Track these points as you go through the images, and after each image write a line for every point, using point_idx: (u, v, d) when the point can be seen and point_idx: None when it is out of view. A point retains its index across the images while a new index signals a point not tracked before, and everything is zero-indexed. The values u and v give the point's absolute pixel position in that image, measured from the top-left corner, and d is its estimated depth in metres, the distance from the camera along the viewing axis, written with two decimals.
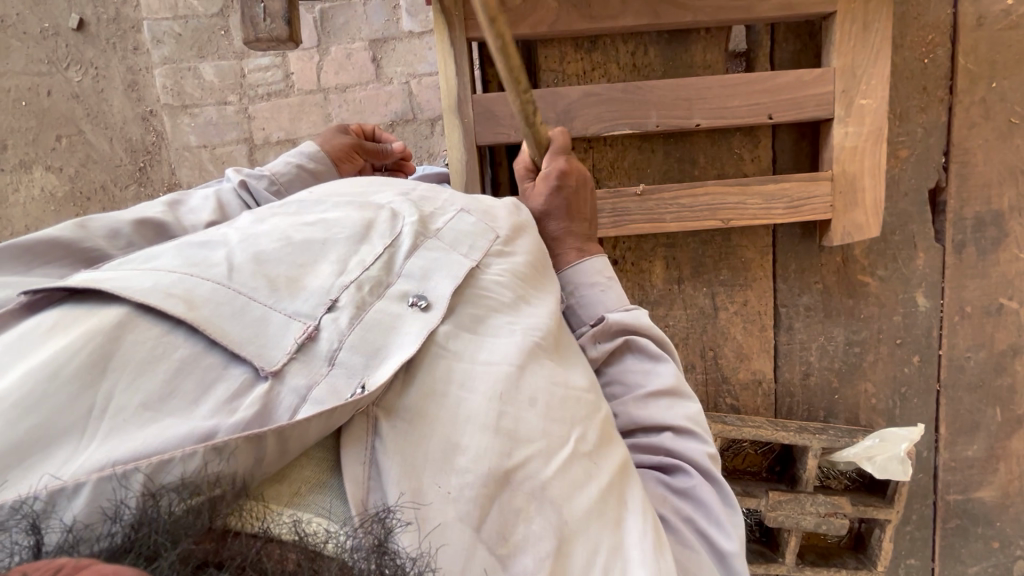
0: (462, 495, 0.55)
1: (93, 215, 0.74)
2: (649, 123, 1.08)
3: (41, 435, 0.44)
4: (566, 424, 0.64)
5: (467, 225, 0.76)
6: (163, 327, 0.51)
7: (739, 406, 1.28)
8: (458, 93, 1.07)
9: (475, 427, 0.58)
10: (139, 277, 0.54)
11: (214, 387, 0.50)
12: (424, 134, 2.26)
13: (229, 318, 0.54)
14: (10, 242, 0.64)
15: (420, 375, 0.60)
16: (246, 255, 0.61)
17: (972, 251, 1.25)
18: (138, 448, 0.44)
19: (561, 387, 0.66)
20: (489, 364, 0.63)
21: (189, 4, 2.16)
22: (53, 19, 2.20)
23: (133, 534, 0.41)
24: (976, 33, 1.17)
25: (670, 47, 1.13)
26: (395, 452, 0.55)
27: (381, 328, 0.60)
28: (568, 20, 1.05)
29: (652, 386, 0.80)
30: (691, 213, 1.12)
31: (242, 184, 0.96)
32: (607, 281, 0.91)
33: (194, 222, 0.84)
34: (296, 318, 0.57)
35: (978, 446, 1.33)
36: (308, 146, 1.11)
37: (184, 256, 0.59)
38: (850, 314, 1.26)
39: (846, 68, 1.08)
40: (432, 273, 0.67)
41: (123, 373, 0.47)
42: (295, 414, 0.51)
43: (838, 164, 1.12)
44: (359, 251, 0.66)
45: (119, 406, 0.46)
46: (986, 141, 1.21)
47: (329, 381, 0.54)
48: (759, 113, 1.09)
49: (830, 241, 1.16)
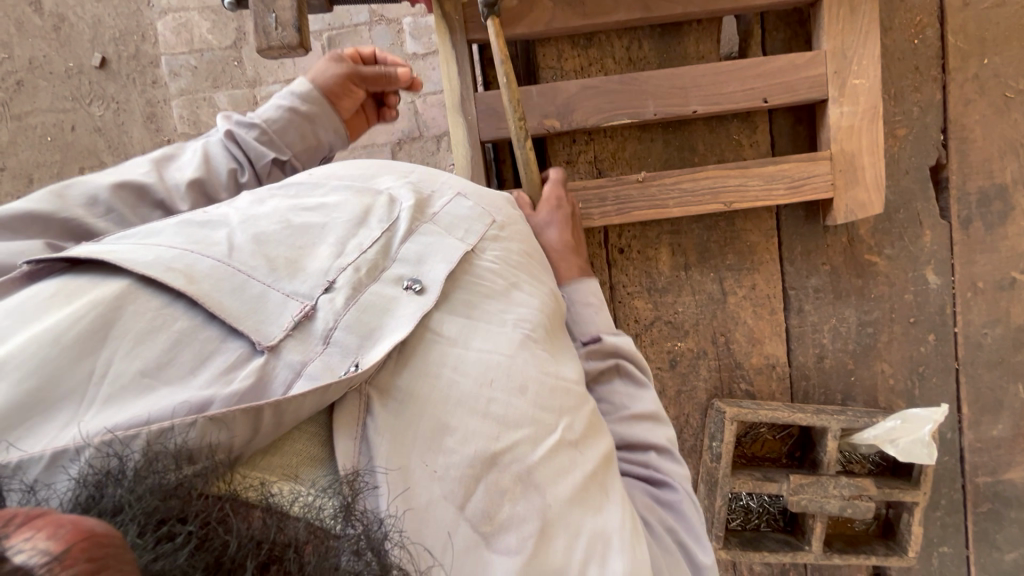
0: (447, 474, 0.58)
1: (71, 180, 0.76)
2: (647, 112, 1.11)
3: (40, 398, 0.45)
4: (554, 413, 0.66)
5: (463, 211, 0.78)
6: (164, 299, 0.53)
7: (755, 391, 1.27)
8: (460, 93, 1.11)
9: (464, 410, 0.61)
10: (141, 251, 0.56)
11: (212, 358, 0.51)
12: (430, 149, 2.33)
13: (227, 293, 0.55)
14: None
15: (416, 358, 0.62)
16: (247, 237, 0.62)
17: (979, 226, 1.25)
18: (135, 415, 0.45)
19: (552, 377, 0.68)
20: (481, 352, 0.65)
21: (204, 39, 2.29)
22: (77, 59, 2.32)
23: (99, 495, 0.40)
24: (963, 12, 1.19)
25: (664, 39, 1.17)
26: (386, 432, 0.57)
27: (377, 309, 0.61)
28: (562, 18, 1.09)
29: (636, 408, 0.83)
30: (693, 197, 1.14)
31: (231, 135, 0.95)
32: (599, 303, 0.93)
33: (177, 180, 0.85)
34: (295, 297, 0.58)
35: (1004, 426, 1.30)
36: (300, 85, 1.03)
37: (186, 234, 0.61)
38: (861, 294, 1.26)
39: (836, 50, 1.11)
40: (428, 258, 0.69)
41: (124, 340, 0.49)
42: (289, 388, 0.52)
43: (836, 143, 1.14)
44: (357, 235, 0.67)
45: (118, 372, 0.48)
46: (983, 116, 1.22)
47: (324, 358, 0.55)
48: (754, 97, 1.11)
49: (834, 220, 1.17)
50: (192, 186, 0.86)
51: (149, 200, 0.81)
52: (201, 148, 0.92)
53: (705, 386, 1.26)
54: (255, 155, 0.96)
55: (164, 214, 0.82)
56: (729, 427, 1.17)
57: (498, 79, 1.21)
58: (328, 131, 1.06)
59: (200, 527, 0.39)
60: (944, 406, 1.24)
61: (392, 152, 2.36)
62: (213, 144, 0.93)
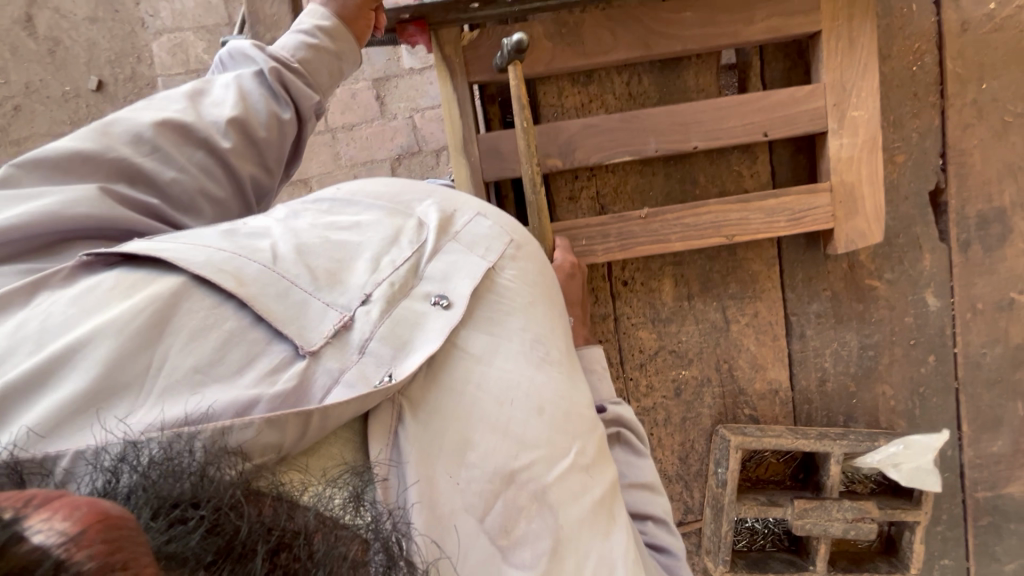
0: (468, 488, 0.60)
1: (118, 118, 0.78)
2: (649, 149, 1.13)
3: (105, 385, 0.49)
4: (568, 436, 0.68)
5: (482, 230, 0.77)
6: (215, 299, 0.56)
7: (758, 415, 1.29)
8: (462, 133, 1.11)
9: (487, 428, 0.63)
10: (194, 250, 0.59)
11: (258, 359, 0.54)
12: (430, 164, 2.35)
13: (272, 298, 0.58)
14: (43, 158, 0.70)
15: (443, 373, 0.63)
16: (288, 246, 0.64)
17: (978, 248, 1.27)
18: (189, 411, 0.49)
19: (567, 400, 0.70)
20: (502, 371, 0.67)
21: (200, 58, 2.32)
22: (73, 83, 2.31)
23: (115, 479, 0.42)
24: (961, 38, 1.20)
25: (664, 74, 1.18)
26: (415, 444, 0.59)
27: (409, 323, 0.63)
28: (563, 58, 1.10)
29: (636, 480, 0.87)
30: (695, 231, 1.15)
31: (274, 72, 0.91)
32: (603, 370, 0.97)
33: (217, 118, 0.84)
34: (333, 307, 0.60)
35: (1003, 442, 1.33)
36: (325, 18, 0.98)
37: (232, 240, 0.62)
38: (861, 318, 1.28)
39: (836, 83, 1.12)
40: (454, 275, 0.70)
41: (178, 337, 0.52)
42: (326, 395, 0.55)
43: (836, 174, 1.15)
44: (389, 252, 0.68)
45: (173, 366, 0.51)
46: (982, 140, 1.23)
47: (360, 367, 0.57)
48: (754, 131, 1.12)
49: (835, 248, 1.18)
50: (232, 124, 0.85)
51: (193, 138, 0.81)
52: (236, 84, 0.89)
53: (709, 412, 1.28)
54: (296, 93, 0.93)
55: (207, 154, 0.82)
56: (734, 454, 1.20)
57: (498, 115, 1.21)
58: (351, 66, 1.03)
59: (212, 511, 0.41)
60: (947, 431, 1.27)
61: (391, 168, 2.37)
62: (247, 81, 0.90)
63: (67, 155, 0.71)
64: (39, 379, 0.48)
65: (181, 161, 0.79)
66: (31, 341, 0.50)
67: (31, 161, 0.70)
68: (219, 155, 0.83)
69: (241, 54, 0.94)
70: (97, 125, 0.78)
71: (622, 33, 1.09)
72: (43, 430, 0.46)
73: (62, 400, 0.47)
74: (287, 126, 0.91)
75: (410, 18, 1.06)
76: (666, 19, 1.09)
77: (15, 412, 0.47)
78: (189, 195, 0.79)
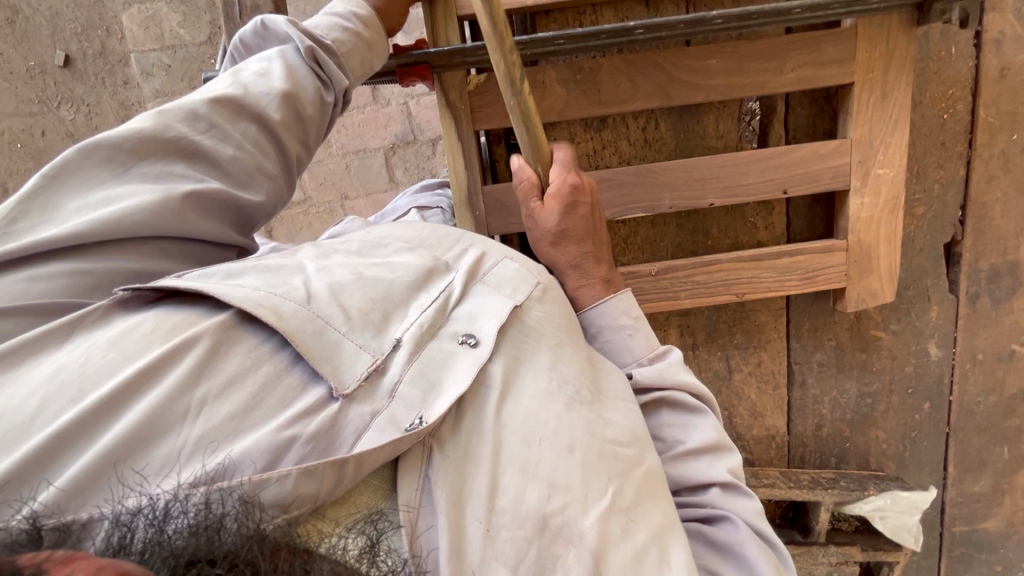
0: (499, 536, 0.56)
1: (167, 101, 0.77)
2: (662, 205, 1.08)
3: (150, 432, 0.49)
4: (603, 474, 0.61)
5: (509, 272, 0.76)
6: (260, 336, 0.58)
7: (753, 459, 1.35)
8: (467, 186, 1.06)
9: (515, 472, 0.59)
10: (232, 287, 0.60)
11: (293, 402, 0.54)
12: (426, 153, 2.20)
13: (310, 335, 0.58)
14: (100, 142, 0.70)
15: (472, 414, 0.62)
16: (322, 283, 0.65)
17: (986, 301, 1.25)
18: (228, 462, 0.49)
19: (599, 437, 0.63)
20: (528, 412, 0.62)
21: (176, 33, 2.09)
22: (38, 57, 2.12)
23: (129, 533, 0.41)
24: (998, 85, 1.12)
25: (682, 119, 1.11)
26: (444, 485, 0.57)
27: (437, 363, 0.63)
28: (576, 106, 1.03)
29: (689, 444, 0.76)
30: (705, 288, 1.12)
31: (316, 53, 0.87)
32: (634, 322, 0.86)
33: (268, 90, 0.82)
34: (366, 349, 0.61)
35: (985, 482, 1.37)
36: (360, 6, 0.94)
37: (265, 276, 0.64)
38: (863, 367, 1.29)
39: (863, 139, 1.05)
40: (481, 316, 0.69)
41: (217, 380, 0.53)
42: (357, 439, 0.55)
43: (854, 234, 1.10)
44: (418, 296, 0.69)
45: (212, 412, 0.51)
46: (1004, 194, 1.18)
47: (391, 411, 0.58)
48: (774, 189, 1.07)
49: (845, 307, 1.15)
50: (285, 99, 0.83)
51: (245, 112, 0.80)
52: (278, 56, 0.86)
53: None
54: (334, 75, 0.89)
55: (257, 127, 0.81)
56: None
57: (504, 155, 1.14)
58: (380, 59, 0.96)
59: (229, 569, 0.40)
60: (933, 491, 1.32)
61: (385, 157, 2.21)
62: (290, 53, 0.87)
63: (129, 138, 0.71)
64: (84, 426, 0.49)
65: (235, 137, 0.78)
66: (69, 387, 0.51)
67: (91, 145, 0.70)
68: (268, 128, 0.82)
69: (275, 30, 0.90)
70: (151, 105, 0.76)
71: (641, 80, 1.01)
72: (98, 472, 0.47)
73: (105, 446, 0.47)
74: (331, 106, 0.89)
75: (410, 63, 0.97)
76: (689, 66, 1.01)
77: (61, 461, 0.47)
78: (245, 172, 0.79)
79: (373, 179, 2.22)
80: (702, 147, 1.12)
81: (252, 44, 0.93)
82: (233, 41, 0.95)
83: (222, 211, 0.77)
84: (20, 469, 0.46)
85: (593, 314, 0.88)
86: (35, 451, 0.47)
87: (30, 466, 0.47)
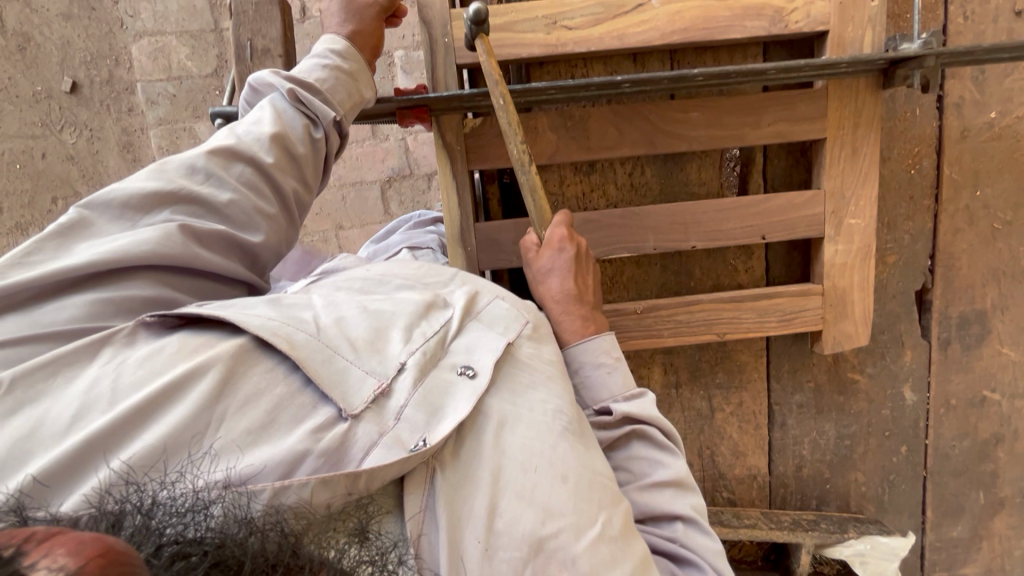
0: (496, 556, 0.61)
1: (169, 157, 0.82)
2: (647, 246, 1.12)
3: (174, 444, 0.54)
4: (593, 504, 0.64)
5: (501, 309, 0.80)
6: (274, 360, 0.62)
7: (735, 498, 1.36)
8: (460, 224, 1.10)
9: (511, 496, 0.63)
10: (248, 314, 0.65)
11: (306, 420, 0.59)
12: (421, 187, 2.27)
13: (322, 363, 0.63)
14: (113, 201, 0.75)
15: (471, 440, 0.66)
16: (329, 317, 0.69)
17: (957, 347, 1.29)
18: (247, 473, 0.54)
19: (591, 467, 0.67)
20: (526, 440, 0.66)
21: (183, 65, 2.14)
22: (45, 83, 2.17)
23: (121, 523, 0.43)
24: (960, 144, 1.20)
25: (667, 167, 1.17)
26: (445, 504, 0.62)
27: (439, 391, 0.67)
28: (567, 150, 1.09)
29: (657, 477, 0.81)
30: (688, 327, 1.16)
31: (297, 95, 0.93)
32: (614, 362, 0.91)
33: (259, 136, 0.87)
34: (372, 374, 0.65)
35: (962, 527, 1.38)
36: (336, 42, 0.99)
37: (276, 307, 0.68)
38: (841, 409, 1.32)
39: (836, 190, 1.11)
40: (477, 348, 0.73)
41: (237, 399, 0.58)
42: (365, 456, 0.60)
43: (829, 279, 1.15)
44: (420, 324, 0.73)
45: (230, 428, 0.56)
46: (970, 246, 1.25)
47: (396, 431, 0.62)
48: (753, 235, 1.12)
49: (822, 349, 1.19)
50: (274, 141, 0.88)
51: (238, 157, 0.85)
52: (268, 105, 0.91)
53: None
54: (321, 110, 0.94)
55: (253, 170, 0.85)
56: None
57: (497, 194, 1.19)
58: (368, 90, 1.02)
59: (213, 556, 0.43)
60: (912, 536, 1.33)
61: (381, 190, 2.26)
62: (277, 100, 0.93)
63: (136, 195, 0.75)
64: (111, 435, 0.53)
65: (232, 182, 0.83)
66: (101, 399, 0.55)
67: (102, 200, 0.75)
68: (263, 171, 0.86)
69: (258, 83, 0.95)
70: (154, 164, 0.81)
71: (628, 129, 1.07)
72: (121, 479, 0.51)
73: (133, 455, 0.52)
74: (322, 142, 0.95)
75: (409, 106, 1.02)
76: (673, 118, 1.08)
77: (89, 468, 0.52)
78: (244, 214, 0.83)
79: (368, 210, 2.27)
80: (685, 193, 1.18)
81: (251, 102, 0.98)
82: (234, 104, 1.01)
83: (227, 248, 0.81)
84: (51, 473, 0.51)
85: (574, 351, 0.93)
86: (69, 456, 0.51)
87: (61, 471, 0.51)
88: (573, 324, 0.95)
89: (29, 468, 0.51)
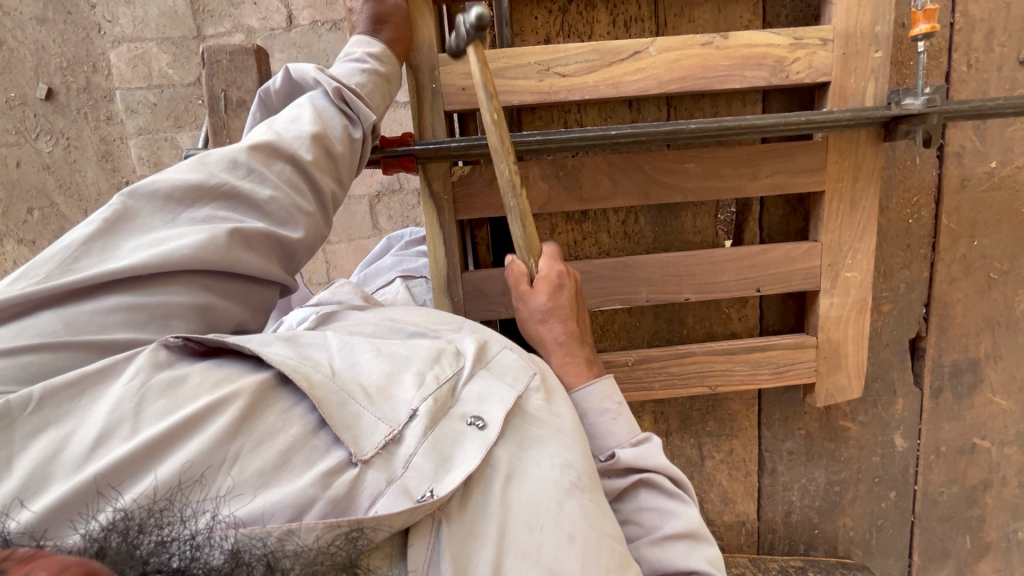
0: None
1: (211, 150, 0.79)
2: (639, 298, 1.09)
3: (190, 479, 0.53)
4: (600, 569, 0.63)
5: (510, 360, 0.79)
6: (291, 403, 0.63)
7: (723, 543, 1.35)
8: (447, 273, 1.06)
9: (517, 554, 0.62)
10: (271, 354, 0.66)
11: (316, 463, 0.59)
12: (411, 203, 2.21)
13: (335, 407, 0.64)
14: (154, 191, 0.72)
15: (478, 495, 0.65)
16: (343, 360, 0.71)
17: (949, 396, 1.28)
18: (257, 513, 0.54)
19: (598, 529, 0.66)
20: (532, 495, 0.66)
21: (164, 73, 2.06)
22: (19, 89, 2.09)
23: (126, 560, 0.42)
24: (958, 194, 1.18)
25: (661, 215, 1.14)
26: (451, 559, 0.60)
27: (448, 439, 0.67)
28: (560, 201, 1.05)
29: (668, 529, 0.78)
30: (679, 380, 1.13)
31: (338, 93, 0.89)
32: (617, 407, 0.88)
33: (299, 133, 0.83)
34: (384, 420, 0.65)
35: (948, 571, 1.38)
36: (372, 44, 0.94)
37: (294, 349, 0.70)
38: (831, 456, 1.31)
39: (833, 243, 1.08)
40: (488, 397, 0.73)
41: (252, 439, 0.58)
42: (373, 504, 0.59)
43: (824, 332, 1.13)
44: (433, 368, 0.73)
45: (244, 466, 0.56)
46: (965, 296, 1.23)
47: (404, 481, 0.61)
48: (748, 287, 1.10)
49: (814, 401, 1.17)
50: (314, 139, 0.83)
51: (278, 154, 0.80)
52: (309, 102, 0.88)
53: None
54: (362, 112, 0.90)
55: (292, 168, 0.81)
56: None
57: (487, 239, 1.15)
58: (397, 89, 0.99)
59: None
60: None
61: (369, 205, 2.21)
62: (319, 99, 0.89)
63: (178, 188, 0.72)
64: (129, 463, 0.52)
65: (272, 180, 0.79)
66: (124, 424, 0.55)
67: (143, 192, 0.72)
68: (302, 168, 0.82)
69: (300, 76, 0.92)
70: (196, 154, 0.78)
71: (622, 179, 1.04)
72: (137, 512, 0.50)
73: (148, 486, 0.52)
74: (359, 143, 0.90)
75: (395, 156, 0.97)
76: (669, 169, 1.04)
77: (104, 497, 0.51)
78: (283, 212, 0.79)
79: (357, 226, 2.21)
80: (679, 241, 1.15)
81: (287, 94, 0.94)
82: (260, 90, 0.95)
83: (266, 248, 0.78)
84: (67, 502, 0.49)
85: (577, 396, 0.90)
86: (86, 483, 0.51)
87: (75, 500, 0.50)
88: (574, 364, 0.93)
89: (45, 493, 0.50)
